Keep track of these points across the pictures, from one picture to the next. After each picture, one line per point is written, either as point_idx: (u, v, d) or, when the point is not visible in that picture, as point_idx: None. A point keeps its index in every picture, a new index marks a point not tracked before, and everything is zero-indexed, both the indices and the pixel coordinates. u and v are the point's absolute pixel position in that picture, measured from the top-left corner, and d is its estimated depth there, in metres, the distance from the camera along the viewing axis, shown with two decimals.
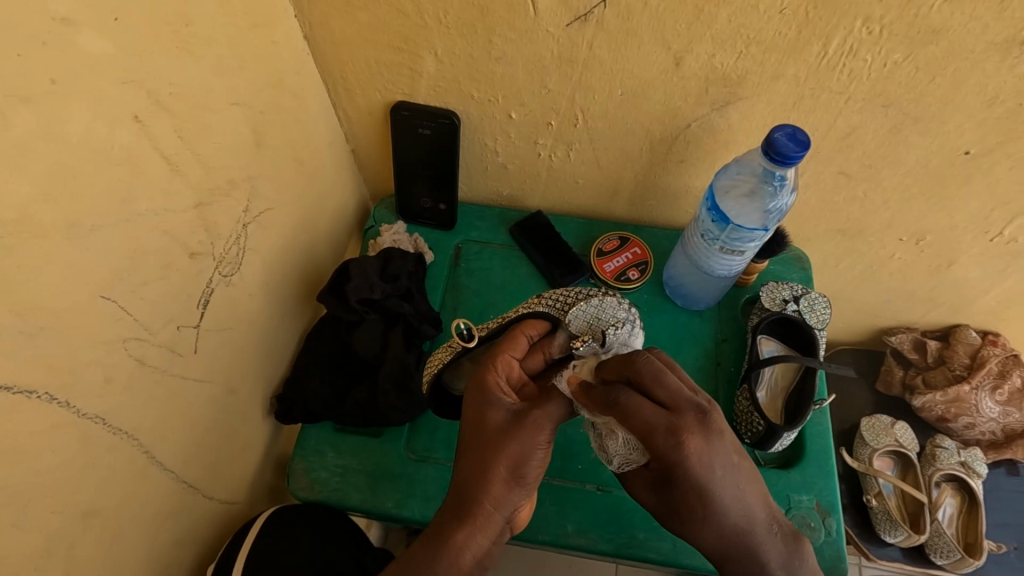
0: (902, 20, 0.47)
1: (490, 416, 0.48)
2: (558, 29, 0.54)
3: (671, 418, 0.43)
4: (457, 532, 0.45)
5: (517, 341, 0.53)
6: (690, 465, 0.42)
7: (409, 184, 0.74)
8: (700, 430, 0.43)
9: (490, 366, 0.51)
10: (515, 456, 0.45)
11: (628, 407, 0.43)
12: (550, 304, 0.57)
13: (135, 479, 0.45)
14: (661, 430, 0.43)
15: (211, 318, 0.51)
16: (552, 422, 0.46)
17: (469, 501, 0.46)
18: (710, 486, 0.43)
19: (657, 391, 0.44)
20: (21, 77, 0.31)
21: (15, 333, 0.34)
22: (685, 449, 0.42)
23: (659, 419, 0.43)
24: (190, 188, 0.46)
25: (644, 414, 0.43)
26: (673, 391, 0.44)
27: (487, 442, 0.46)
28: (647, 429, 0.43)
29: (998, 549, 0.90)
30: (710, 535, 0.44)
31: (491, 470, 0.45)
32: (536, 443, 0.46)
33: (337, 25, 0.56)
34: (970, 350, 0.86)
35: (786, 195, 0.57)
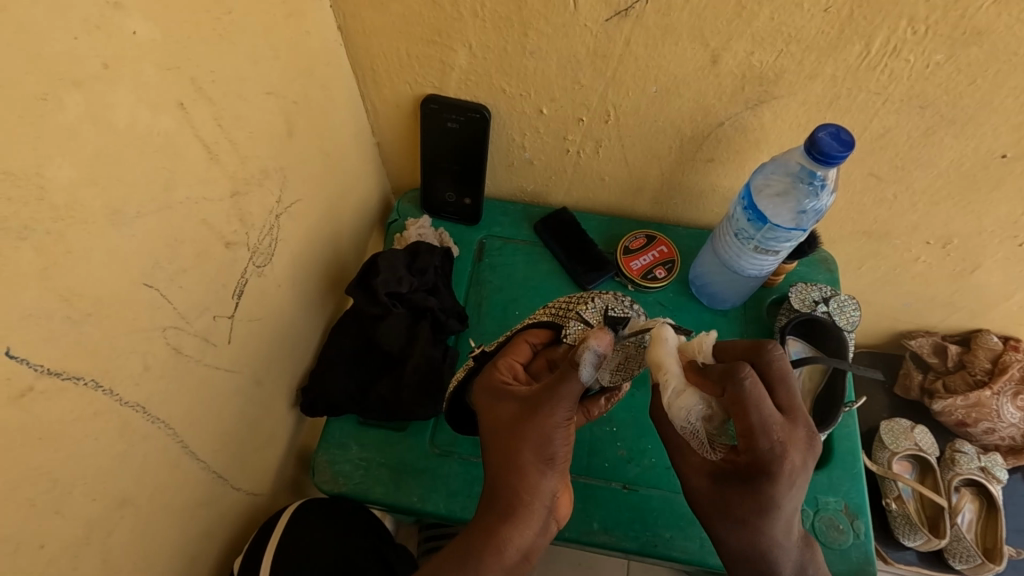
0: (946, 20, 0.46)
1: (505, 412, 0.48)
2: (594, 24, 0.53)
3: (786, 428, 0.42)
4: (495, 526, 0.46)
5: (519, 348, 0.54)
6: (783, 474, 0.42)
7: (433, 178, 0.74)
8: (804, 447, 0.43)
9: (493, 369, 0.52)
10: (537, 443, 0.46)
11: (752, 396, 0.40)
12: (550, 313, 0.57)
13: (168, 469, 0.44)
14: (764, 434, 0.41)
15: (243, 308, 0.51)
16: (564, 403, 0.46)
17: (499, 492, 0.47)
18: (778, 502, 0.43)
19: (779, 391, 0.44)
20: (72, 59, 0.31)
21: (62, 318, 0.33)
22: (787, 462, 0.42)
23: (777, 423, 0.41)
24: (227, 177, 0.45)
25: (757, 413, 0.41)
26: (793, 396, 0.44)
27: (507, 435, 0.47)
28: (757, 430, 0.41)
29: (1016, 555, 0.90)
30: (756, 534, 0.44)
31: (518, 460, 0.46)
32: (552, 426, 0.46)
33: (370, 15, 0.56)
34: (991, 355, 0.86)
35: (823, 195, 0.56)
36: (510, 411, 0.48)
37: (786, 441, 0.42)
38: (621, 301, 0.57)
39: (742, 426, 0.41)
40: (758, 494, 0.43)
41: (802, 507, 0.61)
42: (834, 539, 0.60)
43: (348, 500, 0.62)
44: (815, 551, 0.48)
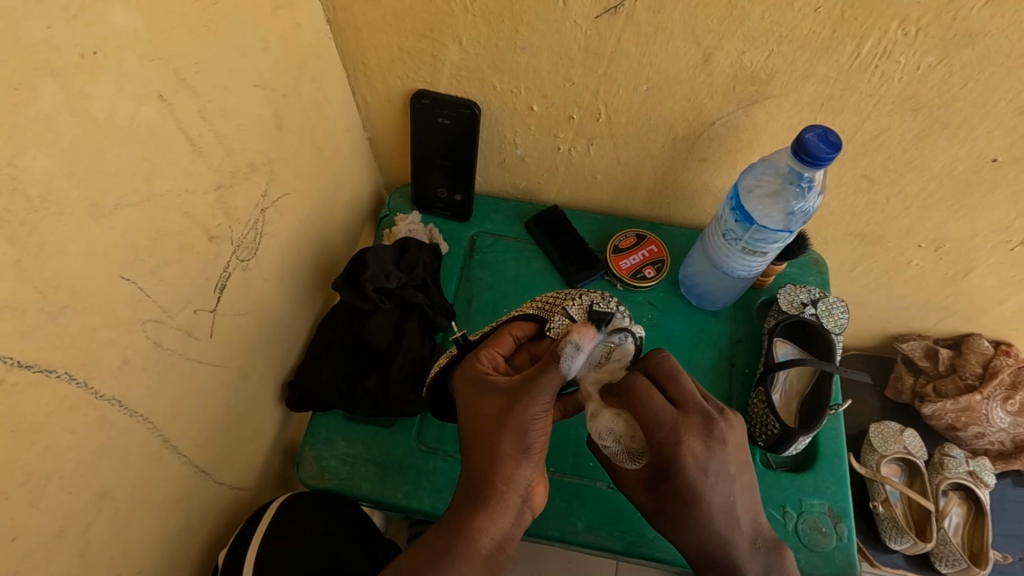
0: (939, 22, 0.46)
1: (485, 400, 0.48)
2: (585, 21, 0.53)
3: (680, 417, 0.46)
4: (471, 517, 0.46)
5: (502, 339, 0.54)
6: (687, 466, 0.46)
7: (424, 173, 0.73)
8: (700, 431, 0.46)
9: (474, 359, 0.51)
10: (517, 433, 0.45)
11: (645, 394, 0.46)
12: (537, 307, 0.57)
13: (148, 463, 0.44)
14: (668, 425, 0.46)
15: (227, 302, 0.51)
16: (545, 394, 0.46)
17: (476, 482, 0.46)
18: (702, 493, 0.46)
19: (670, 387, 0.48)
20: (49, 49, 0.31)
21: (36, 311, 0.33)
22: (685, 447, 0.46)
23: (668, 415, 0.46)
24: (211, 169, 0.45)
25: (652, 407, 0.46)
26: (685, 390, 0.48)
27: (486, 424, 0.47)
28: (653, 423, 0.46)
29: (1004, 559, 0.90)
30: (710, 530, 0.47)
31: (498, 452, 0.46)
32: (533, 418, 0.46)
33: (361, 9, 0.55)
34: (982, 359, 0.85)
35: (810, 198, 0.57)
36: (491, 400, 0.47)
37: (679, 425, 0.46)
38: (606, 301, 0.56)
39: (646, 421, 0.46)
40: (674, 493, 0.47)
41: (786, 509, 0.61)
42: (817, 542, 0.60)
43: (333, 496, 0.62)
44: (785, 555, 0.50)
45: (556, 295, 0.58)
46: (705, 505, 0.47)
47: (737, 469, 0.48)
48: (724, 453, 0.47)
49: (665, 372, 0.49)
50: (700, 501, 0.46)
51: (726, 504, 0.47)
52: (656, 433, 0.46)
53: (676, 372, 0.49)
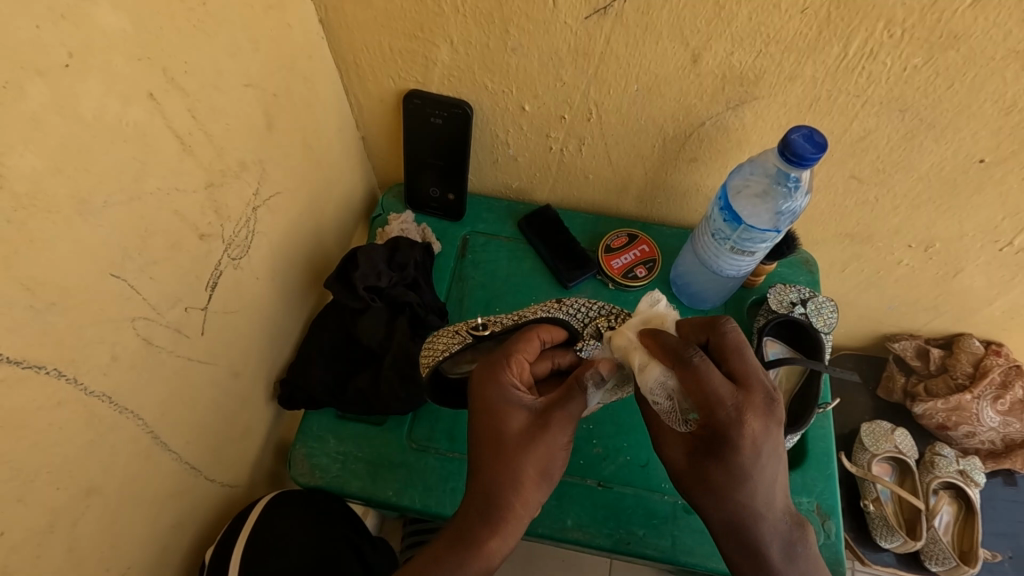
0: (923, 24, 0.46)
1: (513, 418, 0.48)
2: (574, 22, 0.53)
3: (741, 396, 0.42)
4: (486, 534, 0.46)
5: (530, 344, 0.53)
6: (743, 447, 0.42)
7: (416, 173, 0.74)
8: (762, 414, 0.43)
9: (503, 367, 0.50)
10: (541, 458, 0.47)
11: (702, 370, 0.42)
12: (566, 312, 0.57)
13: (138, 459, 0.45)
14: (727, 403, 0.42)
15: (218, 300, 0.51)
16: (570, 423, 0.48)
17: (496, 499, 0.47)
18: (750, 472, 0.43)
19: (732, 360, 0.44)
20: (35, 48, 0.31)
21: (23, 308, 0.33)
22: (745, 429, 0.42)
23: (727, 390, 0.42)
24: (201, 168, 0.45)
25: (710, 387, 0.42)
26: (750, 366, 0.44)
27: (512, 443, 0.47)
28: (713, 401, 0.42)
29: (993, 558, 0.91)
30: (737, 509, 0.44)
31: (521, 473, 0.47)
32: (556, 443, 0.48)
33: (352, 10, 0.56)
34: (973, 359, 0.86)
35: (797, 197, 0.57)
36: (519, 419, 0.48)
37: (742, 404, 0.42)
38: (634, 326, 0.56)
39: (697, 399, 0.42)
40: (723, 467, 0.43)
41: None
42: None
43: (324, 493, 0.62)
44: (809, 532, 0.47)
45: (590, 305, 0.58)
46: (743, 489, 0.43)
47: (784, 446, 0.45)
48: (770, 434, 0.43)
49: (726, 339, 0.45)
50: (744, 475, 0.43)
51: (773, 479, 0.44)
52: (710, 412, 0.42)
53: (741, 344, 0.45)
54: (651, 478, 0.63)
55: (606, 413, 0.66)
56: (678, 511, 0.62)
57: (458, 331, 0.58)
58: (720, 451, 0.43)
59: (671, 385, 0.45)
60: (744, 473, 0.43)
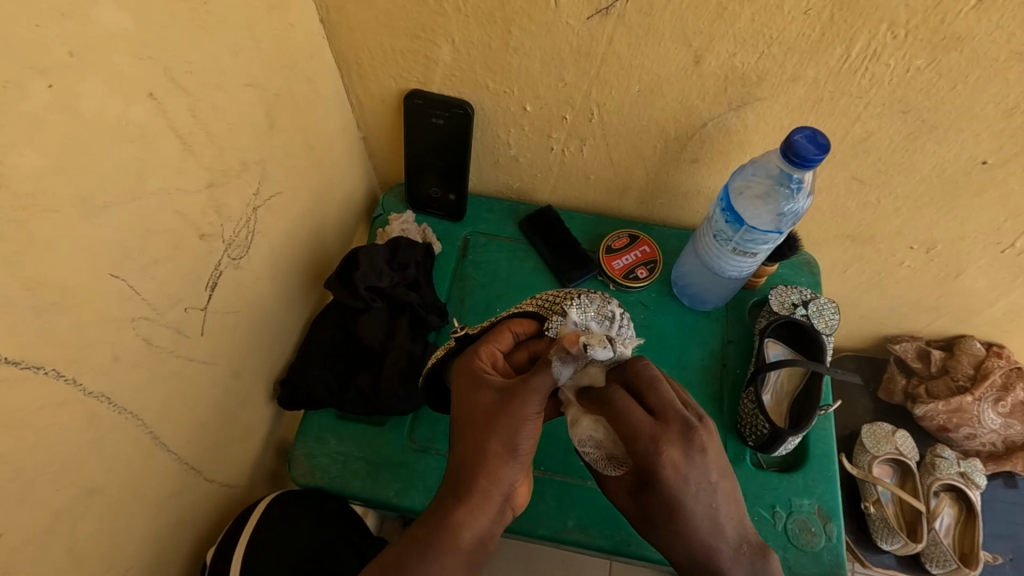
0: (927, 25, 0.46)
1: (479, 396, 0.48)
2: (577, 22, 0.53)
3: None
4: (453, 512, 0.45)
5: (501, 336, 0.54)
6: None
7: (417, 173, 0.73)
8: None
9: (473, 353, 0.51)
10: (507, 433, 0.46)
11: None
12: (538, 303, 0.57)
13: (138, 460, 0.45)
14: (644, 436, 0.44)
15: (219, 300, 0.51)
16: (537, 395, 0.46)
17: (461, 474, 0.46)
18: (681, 503, 0.44)
19: None
20: (37, 47, 0.31)
21: (24, 307, 0.33)
22: None
23: (647, 425, 0.44)
24: (202, 168, 0.45)
25: (635, 417, 0.44)
26: None
27: (477, 419, 0.47)
28: (633, 433, 0.44)
29: (993, 560, 0.91)
30: (677, 541, 0.45)
31: (486, 448, 0.46)
32: (523, 417, 0.46)
33: (354, 9, 0.56)
34: (974, 361, 0.86)
35: (800, 199, 0.57)
36: (484, 397, 0.47)
37: None
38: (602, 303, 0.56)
39: (623, 431, 0.45)
40: (650, 504, 0.45)
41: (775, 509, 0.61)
42: (805, 541, 0.60)
43: (324, 494, 0.62)
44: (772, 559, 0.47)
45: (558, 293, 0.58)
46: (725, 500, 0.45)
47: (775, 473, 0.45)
48: (695, 469, 0.44)
49: None
50: (730, 487, 0.44)
51: (715, 511, 0.45)
52: (631, 446, 0.44)
53: None
54: None
55: None
56: None
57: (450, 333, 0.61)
58: (649, 489, 0.45)
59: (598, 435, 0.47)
60: (729, 486, 0.44)
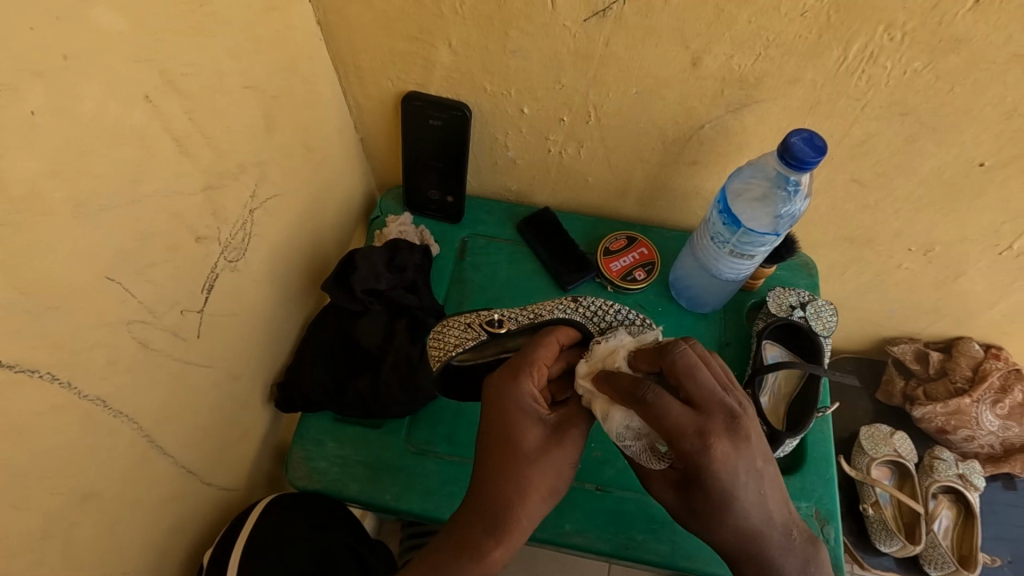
0: (925, 27, 0.46)
1: (529, 431, 0.46)
2: (575, 24, 0.53)
3: (700, 420, 0.42)
4: (489, 551, 0.44)
5: (551, 350, 0.50)
6: (716, 468, 0.41)
7: (416, 175, 0.73)
8: (726, 434, 0.42)
9: (528, 375, 0.48)
10: (552, 475, 0.46)
11: (656, 407, 0.42)
12: (583, 313, 0.55)
13: (134, 464, 0.44)
14: (690, 432, 0.41)
15: (216, 303, 0.51)
16: (580, 440, 0.48)
17: (510, 512, 0.45)
18: (733, 493, 0.42)
19: (687, 384, 0.43)
20: (31, 50, 0.31)
21: (19, 311, 0.33)
22: (711, 452, 0.41)
23: (688, 420, 0.42)
24: (199, 170, 0.45)
25: (674, 416, 0.41)
26: (706, 389, 0.43)
27: (525, 456, 0.46)
28: (676, 432, 0.41)
29: (992, 562, 0.91)
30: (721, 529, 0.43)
31: (534, 487, 0.45)
32: (568, 462, 0.47)
33: (351, 11, 0.56)
34: (972, 363, 0.86)
35: (797, 200, 0.57)
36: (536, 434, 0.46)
37: (704, 427, 0.41)
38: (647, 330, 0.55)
39: (662, 432, 0.42)
40: (705, 497, 0.43)
41: None
42: None
43: (322, 497, 0.62)
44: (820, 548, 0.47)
45: (602, 305, 0.56)
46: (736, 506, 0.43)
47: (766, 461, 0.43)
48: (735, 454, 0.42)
49: (676, 363, 0.43)
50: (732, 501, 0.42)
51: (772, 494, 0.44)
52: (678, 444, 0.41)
53: (693, 369, 0.43)
54: None
55: None
56: None
57: (470, 325, 0.56)
58: (699, 484, 0.42)
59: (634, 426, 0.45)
60: (721, 498, 0.42)
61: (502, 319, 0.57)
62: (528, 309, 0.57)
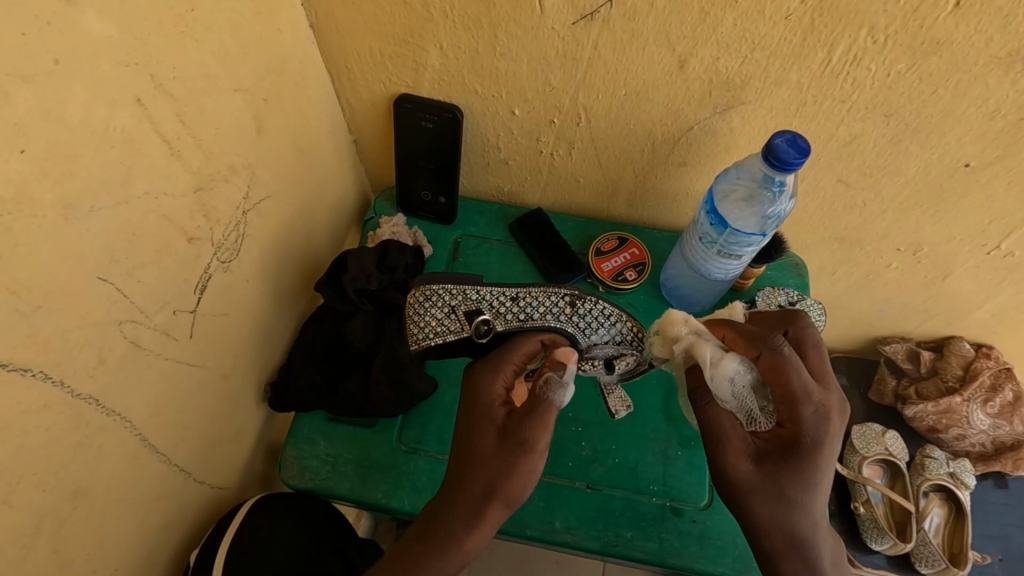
0: (907, 30, 0.47)
1: (489, 425, 0.48)
2: (562, 27, 0.54)
3: (821, 393, 0.47)
4: (461, 537, 0.47)
5: (524, 348, 0.50)
6: (823, 439, 0.46)
7: (408, 176, 0.74)
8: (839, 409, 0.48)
9: (490, 372, 0.49)
10: (517, 466, 0.47)
11: (790, 361, 0.46)
12: (576, 323, 0.51)
13: (124, 462, 0.45)
14: (809, 399, 0.46)
15: (207, 303, 0.51)
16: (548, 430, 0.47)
17: (479, 501, 0.47)
18: (822, 471, 0.47)
19: (811, 356, 0.50)
20: (21, 54, 0.31)
21: (10, 311, 0.34)
22: (830, 425, 0.47)
23: (814, 387, 0.47)
24: (189, 172, 0.46)
25: (798, 376, 0.46)
26: (822, 365, 0.50)
27: (486, 449, 0.47)
28: (801, 395, 0.46)
29: (983, 560, 0.91)
30: (803, 513, 0.46)
31: (495, 487, 0.46)
32: (535, 451, 0.47)
33: (342, 14, 0.56)
34: (963, 362, 0.86)
35: (782, 201, 0.57)
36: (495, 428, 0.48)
37: (827, 402, 0.47)
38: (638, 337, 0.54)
39: (783, 392, 0.47)
40: (805, 466, 0.46)
41: None
42: None
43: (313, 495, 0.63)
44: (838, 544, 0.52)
45: (602, 311, 0.51)
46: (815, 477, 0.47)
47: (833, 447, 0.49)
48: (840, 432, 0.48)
49: (803, 335, 0.50)
50: (815, 471, 0.46)
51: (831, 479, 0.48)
52: (797, 407, 0.46)
53: (818, 343, 0.50)
54: (639, 481, 0.63)
55: (595, 415, 0.66)
56: (665, 513, 0.62)
57: (455, 314, 0.50)
58: (801, 452, 0.46)
59: (754, 378, 0.48)
60: (816, 459, 0.46)
61: (491, 319, 0.50)
62: (519, 302, 0.50)
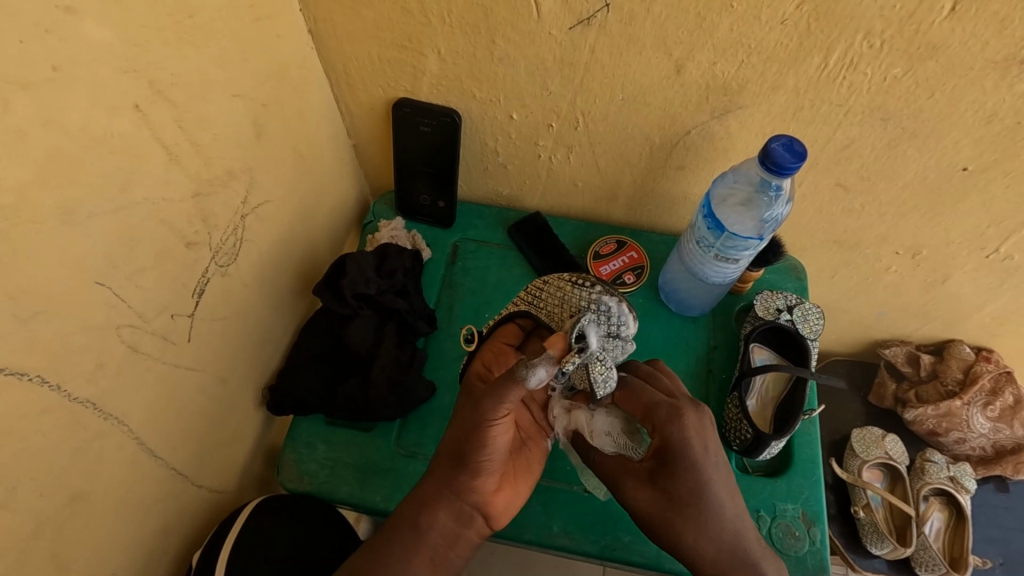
0: (903, 35, 0.47)
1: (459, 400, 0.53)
2: (560, 32, 0.54)
3: (647, 406, 0.52)
4: (410, 509, 0.51)
5: (507, 332, 0.58)
6: (687, 438, 0.49)
7: (408, 181, 0.74)
8: (691, 410, 0.51)
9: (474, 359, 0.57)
10: (461, 436, 0.49)
11: (649, 375, 0.55)
12: (531, 299, 0.57)
13: (122, 466, 0.45)
14: (662, 404, 0.51)
15: (206, 307, 0.52)
16: (493, 400, 0.47)
17: (429, 479, 0.51)
18: (700, 462, 0.49)
19: (657, 383, 0.54)
20: (20, 62, 0.32)
21: (8, 316, 0.34)
22: (683, 422, 0.50)
23: (660, 392, 0.52)
24: (188, 177, 0.46)
25: (650, 392, 0.52)
26: (668, 386, 0.54)
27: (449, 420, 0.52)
28: (652, 403, 0.51)
29: (984, 564, 0.91)
30: (716, 521, 0.49)
31: (441, 455, 0.51)
32: (481, 424, 0.48)
33: (341, 19, 0.56)
34: (963, 366, 0.86)
35: (780, 205, 0.58)
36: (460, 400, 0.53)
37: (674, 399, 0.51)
38: (584, 287, 0.54)
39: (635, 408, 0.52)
40: (678, 473, 0.49)
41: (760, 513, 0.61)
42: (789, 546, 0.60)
43: (310, 499, 0.63)
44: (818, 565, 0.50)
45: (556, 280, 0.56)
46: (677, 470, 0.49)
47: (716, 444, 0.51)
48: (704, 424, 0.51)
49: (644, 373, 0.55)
50: (688, 459, 0.49)
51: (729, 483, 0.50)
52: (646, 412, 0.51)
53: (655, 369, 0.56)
54: None
55: None
56: None
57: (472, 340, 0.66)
58: (667, 459, 0.50)
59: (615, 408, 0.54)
60: (675, 437, 0.50)
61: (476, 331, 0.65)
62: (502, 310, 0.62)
